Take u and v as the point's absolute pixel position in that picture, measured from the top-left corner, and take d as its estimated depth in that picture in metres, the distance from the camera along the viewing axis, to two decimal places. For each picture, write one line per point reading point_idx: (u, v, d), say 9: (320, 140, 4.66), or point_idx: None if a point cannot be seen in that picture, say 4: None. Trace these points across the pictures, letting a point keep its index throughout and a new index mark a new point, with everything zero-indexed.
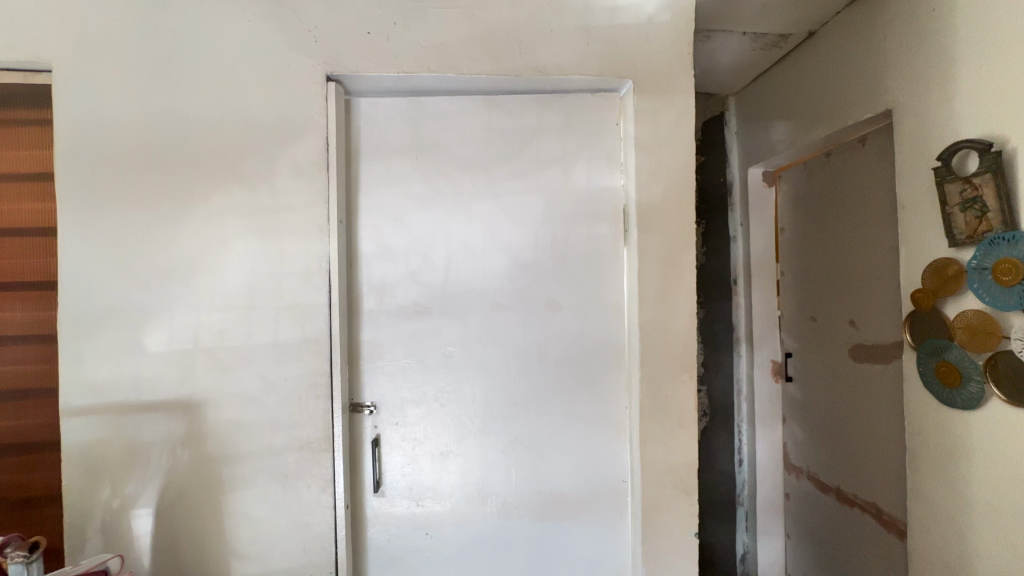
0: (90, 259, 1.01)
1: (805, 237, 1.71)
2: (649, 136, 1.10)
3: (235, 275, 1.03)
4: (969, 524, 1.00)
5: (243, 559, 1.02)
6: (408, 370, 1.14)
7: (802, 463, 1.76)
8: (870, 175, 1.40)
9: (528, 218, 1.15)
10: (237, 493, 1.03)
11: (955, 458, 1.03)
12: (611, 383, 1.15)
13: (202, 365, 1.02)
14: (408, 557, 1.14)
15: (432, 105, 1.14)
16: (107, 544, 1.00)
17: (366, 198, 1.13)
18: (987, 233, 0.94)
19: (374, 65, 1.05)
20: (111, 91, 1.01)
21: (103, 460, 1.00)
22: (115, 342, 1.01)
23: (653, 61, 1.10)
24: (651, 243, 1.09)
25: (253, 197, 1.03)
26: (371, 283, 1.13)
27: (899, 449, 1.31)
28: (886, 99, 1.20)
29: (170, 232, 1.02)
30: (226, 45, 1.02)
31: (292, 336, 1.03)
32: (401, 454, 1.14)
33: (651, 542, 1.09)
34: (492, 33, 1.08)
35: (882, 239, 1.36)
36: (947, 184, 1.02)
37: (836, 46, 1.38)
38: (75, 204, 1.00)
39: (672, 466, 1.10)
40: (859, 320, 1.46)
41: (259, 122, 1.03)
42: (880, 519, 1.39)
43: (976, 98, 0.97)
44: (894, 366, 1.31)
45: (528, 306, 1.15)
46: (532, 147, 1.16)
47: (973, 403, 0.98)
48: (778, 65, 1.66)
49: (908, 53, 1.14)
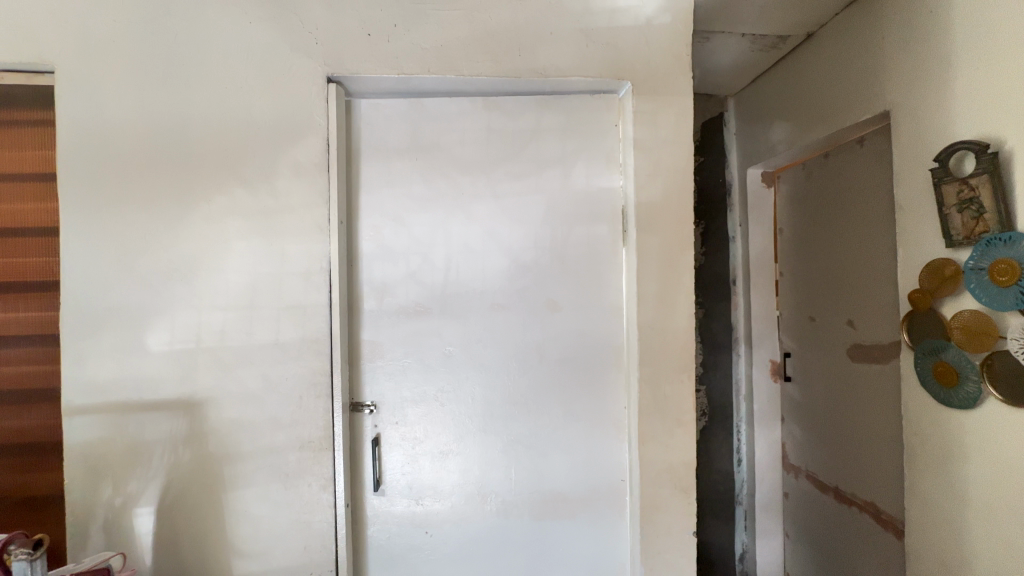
0: (92, 259, 1.01)
1: (805, 238, 1.71)
2: (648, 137, 1.10)
3: (237, 275, 1.04)
4: (967, 523, 1.01)
5: (244, 558, 1.03)
6: (409, 370, 1.15)
7: (801, 462, 1.76)
8: (869, 176, 1.41)
9: (527, 218, 1.16)
10: (238, 491, 1.03)
11: (951, 457, 1.04)
12: (609, 383, 1.16)
13: (203, 365, 1.03)
14: (408, 555, 1.15)
15: (432, 106, 1.15)
16: (109, 543, 1.01)
17: (367, 198, 1.14)
18: (984, 234, 0.95)
19: (375, 66, 1.06)
20: (114, 92, 1.02)
21: (105, 459, 1.01)
22: (117, 342, 1.02)
23: (652, 63, 1.11)
24: (650, 244, 1.10)
25: (254, 198, 1.04)
26: (372, 283, 1.14)
27: (896, 449, 1.32)
28: (884, 100, 1.21)
29: (172, 233, 1.03)
30: (228, 46, 1.03)
31: (292, 336, 1.04)
32: (401, 453, 1.15)
33: (649, 540, 1.10)
34: (492, 35, 1.08)
35: (881, 239, 1.36)
36: (944, 185, 1.03)
37: (835, 47, 1.38)
38: (78, 204, 1.01)
39: (670, 465, 1.10)
40: (858, 320, 1.47)
41: (260, 123, 1.04)
42: (878, 518, 1.40)
43: (974, 99, 0.98)
44: (891, 366, 1.32)
45: (528, 306, 1.16)
46: (532, 148, 1.16)
47: (970, 403, 0.98)
48: (777, 66, 1.67)
49: (906, 55, 1.14)
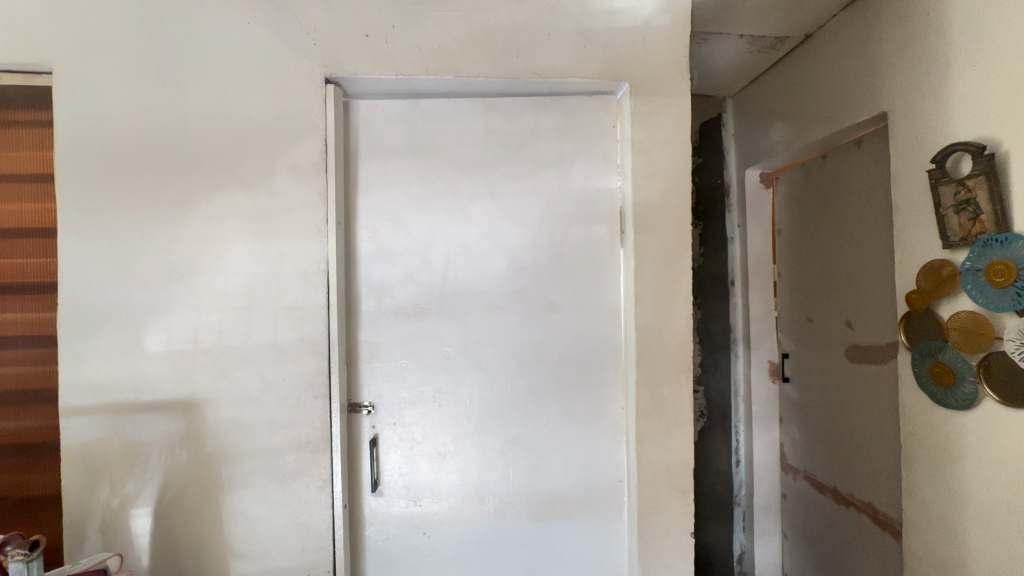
0: (91, 259, 1.01)
1: (803, 238, 1.71)
2: (646, 138, 1.10)
3: (234, 276, 1.04)
4: (965, 523, 1.01)
5: (242, 559, 1.03)
6: (407, 371, 1.15)
7: (799, 463, 1.77)
8: (866, 177, 1.41)
9: (526, 219, 1.16)
10: (236, 492, 1.03)
11: (949, 458, 1.04)
12: (608, 384, 1.16)
13: (200, 366, 1.03)
14: (406, 556, 1.15)
15: (430, 107, 1.15)
16: (106, 544, 1.01)
17: (365, 199, 1.14)
18: (981, 235, 0.95)
19: (373, 68, 1.06)
20: (112, 92, 1.02)
21: (103, 460, 1.01)
22: (114, 343, 1.02)
23: (650, 64, 1.11)
24: (648, 244, 1.10)
25: (252, 199, 1.04)
26: (370, 283, 1.14)
27: (894, 449, 1.32)
28: (882, 101, 1.21)
29: (170, 233, 1.03)
30: (226, 47, 1.03)
31: (290, 337, 1.04)
32: (399, 453, 1.15)
33: (647, 541, 1.10)
34: (491, 36, 1.08)
35: (878, 240, 1.36)
36: (941, 186, 1.03)
37: (833, 49, 1.38)
38: (75, 205, 1.01)
39: (668, 466, 1.10)
40: (856, 321, 1.47)
41: (258, 124, 1.04)
42: (876, 519, 1.40)
43: (971, 100, 0.98)
44: (889, 366, 1.32)
45: (526, 307, 1.16)
46: (530, 149, 1.17)
47: (968, 404, 0.99)
48: (776, 67, 1.67)
49: (904, 57, 1.14)
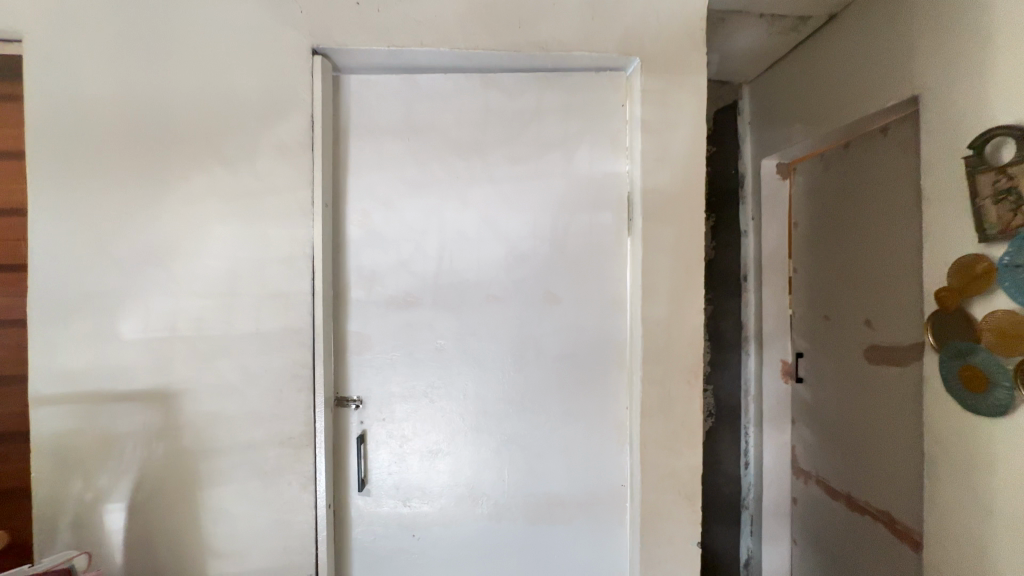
0: (61, 240, 0.96)
1: (821, 233, 1.63)
2: (658, 118, 1.02)
3: (215, 261, 0.98)
4: (994, 540, 0.93)
5: (221, 558, 0.98)
6: (397, 364, 1.09)
7: (811, 467, 1.69)
8: (892, 168, 1.32)
9: (527, 205, 1.09)
10: (214, 488, 0.98)
11: (978, 469, 0.96)
12: (611, 382, 1.09)
13: (179, 355, 0.97)
14: (395, 558, 1.09)
15: (425, 83, 1.08)
16: (78, 540, 0.96)
17: (355, 180, 1.07)
18: (1022, 228, 0.87)
19: (363, 39, 0.99)
20: (87, 63, 0.96)
21: (75, 453, 0.96)
22: (89, 329, 0.96)
23: (662, 37, 1.02)
24: (658, 232, 1.02)
25: (235, 178, 0.98)
26: (360, 271, 1.08)
27: (915, 456, 1.24)
28: (914, 82, 1.12)
29: (147, 214, 0.97)
30: (207, 15, 0.97)
31: (273, 327, 0.98)
32: (388, 451, 1.09)
33: (650, 549, 1.03)
34: (491, 7, 1.00)
35: (903, 235, 1.28)
36: (978, 174, 0.94)
37: (859, 30, 1.29)
38: (46, 182, 0.95)
39: (674, 470, 1.03)
40: (876, 320, 1.39)
41: (241, 99, 0.98)
42: (893, 528, 1.32)
43: (1013, 78, 0.89)
44: (913, 369, 1.24)
45: (525, 300, 1.09)
46: (532, 130, 1.09)
47: (1001, 411, 0.90)
48: (796, 50, 1.57)
49: (939, 34, 1.05)
